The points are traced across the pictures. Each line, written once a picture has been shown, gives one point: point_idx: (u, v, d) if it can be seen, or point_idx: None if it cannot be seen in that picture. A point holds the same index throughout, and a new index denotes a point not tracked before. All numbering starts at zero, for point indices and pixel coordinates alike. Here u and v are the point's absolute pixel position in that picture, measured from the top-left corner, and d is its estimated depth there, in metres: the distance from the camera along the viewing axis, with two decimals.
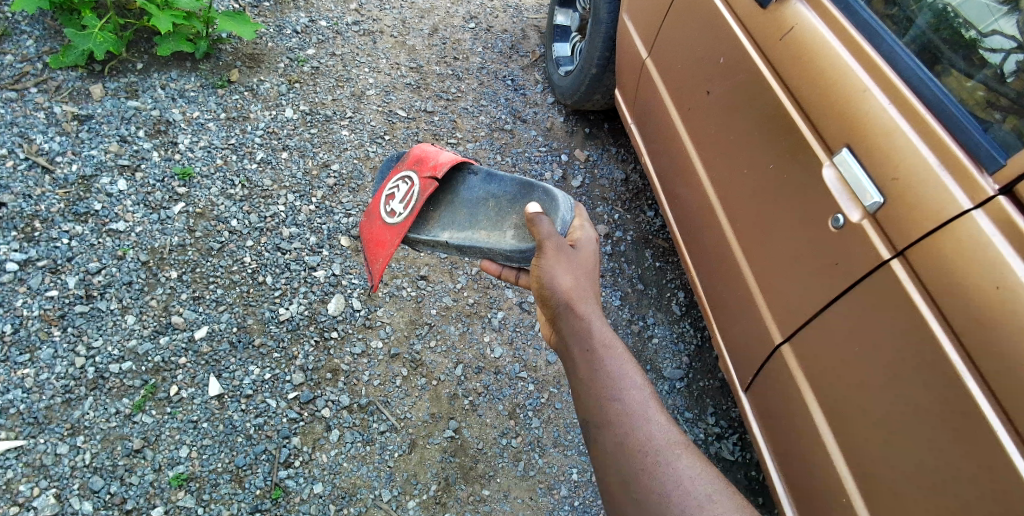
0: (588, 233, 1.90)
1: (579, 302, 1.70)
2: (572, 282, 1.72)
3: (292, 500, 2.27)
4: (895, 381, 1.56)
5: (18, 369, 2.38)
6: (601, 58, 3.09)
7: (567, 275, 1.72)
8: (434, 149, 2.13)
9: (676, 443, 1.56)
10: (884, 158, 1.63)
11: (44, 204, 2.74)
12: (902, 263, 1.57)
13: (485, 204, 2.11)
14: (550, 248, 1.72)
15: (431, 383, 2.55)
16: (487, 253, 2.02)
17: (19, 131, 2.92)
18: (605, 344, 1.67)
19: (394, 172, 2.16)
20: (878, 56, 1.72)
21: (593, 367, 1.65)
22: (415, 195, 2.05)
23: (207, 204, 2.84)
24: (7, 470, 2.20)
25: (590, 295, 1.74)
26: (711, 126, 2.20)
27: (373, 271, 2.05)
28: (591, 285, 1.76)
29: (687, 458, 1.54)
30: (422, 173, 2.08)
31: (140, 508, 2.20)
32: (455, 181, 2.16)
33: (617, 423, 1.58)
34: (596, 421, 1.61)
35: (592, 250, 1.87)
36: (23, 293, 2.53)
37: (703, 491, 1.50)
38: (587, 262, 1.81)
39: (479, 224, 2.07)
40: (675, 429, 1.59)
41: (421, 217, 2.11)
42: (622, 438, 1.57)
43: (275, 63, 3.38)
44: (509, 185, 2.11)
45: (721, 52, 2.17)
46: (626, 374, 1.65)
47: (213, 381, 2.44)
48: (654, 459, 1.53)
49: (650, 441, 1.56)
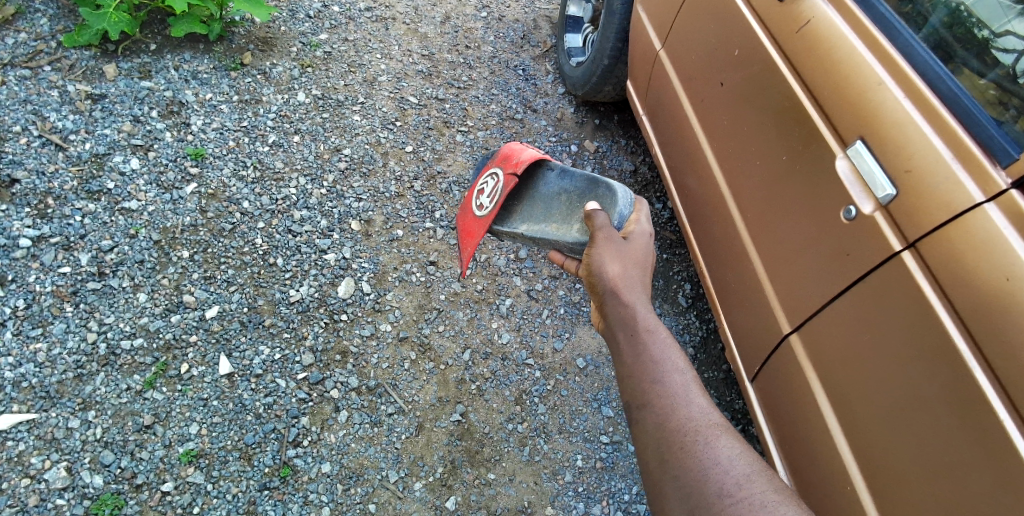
0: (644, 228, 1.90)
1: (627, 290, 1.73)
2: (619, 270, 1.76)
3: (300, 479, 2.29)
4: (903, 376, 1.57)
5: (30, 344, 2.41)
6: (613, 49, 3.09)
7: (615, 264, 1.77)
8: (520, 147, 2.16)
9: (717, 426, 1.52)
10: (896, 150, 1.64)
11: (57, 181, 2.76)
12: (913, 254, 1.57)
13: (559, 198, 2.11)
14: (601, 239, 1.81)
15: (439, 368, 2.57)
16: (554, 245, 2.03)
17: (33, 109, 2.93)
18: (648, 329, 1.67)
19: (484, 169, 2.21)
20: (893, 50, 1.73)
21: (637, 351, 1.65)
22: (499, 189, 2.08)
23: (219, 186, 2.86)
24: (19, 442, 2.23)
25: (638, 284, 1.76)
26: (723, 117, 2.20)
27: (461, 259, 2.09)
28: (640, 276, 1.78)
29: (727, 438, 1.49)
30: (506, 170, 2.11)
31: (150, 484, 2.22)
32: (535, 177, 2.18)
33: (658, 404, 1.56)
34: (638, 401, 1.59)
35: (646, 243, 1.87)
36: (36, 269, 2.55)
37: (741, 471, 1.44)
38: (640, 253, 1.83)
39: (552, 217, 2.08)
40: (717, 413, 1.55)
41: (507, 210, 2.15)
42: (662, 419, 1.54)
43: (287, 47, 3.39)
44: (579, 180, 2.10)
45: (735, 44, 2.18)
46: (670, 359, 1.63)
47: (223, 360, 2.46)
48: (693, 439, 1.49)
49: (690, 422, 1.52)
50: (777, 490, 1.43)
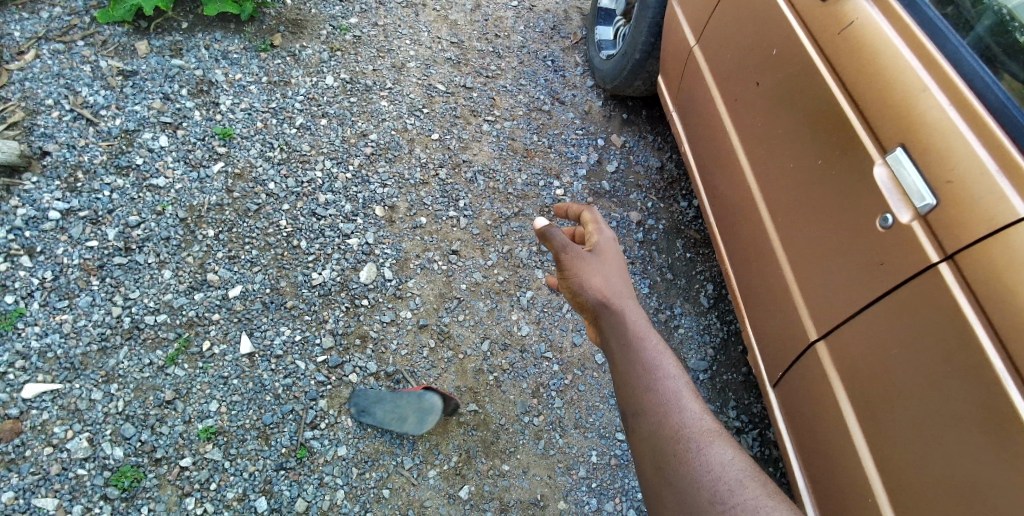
0: (608, 232, 1.86)
1: (614, 299, 1.70)
2: (603, 284, 1.72)
3: (316, 460, 2.31)
4: (933, 388, 1.54)
5: (57, 315, 2.44)
6: (645, 44, 3.05)
7: (595, 279, 1.72)
8: None
9: (709, 432, 1.51)
10: (938, 160, 1.61)
11: (87, 155, 2.78)
12: (951, 267, 1.54)
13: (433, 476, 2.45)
14: (569, 259, 1.72)
15: (458, 357, 2.57)
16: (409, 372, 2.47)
17: (65, 83, 2.96)
18: (639, 336, 1.65)
19: None
20: (940, 55, 1.68)
21: (629, 358, 1.63)
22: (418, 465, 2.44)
23: (246, 166, 2.88)
24: (42, 411, 2.27)
25: (624, 291, 1.74)
26: (759, 118, 2.17)
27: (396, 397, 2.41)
28: (623, 282, 1.76)
29: (719, 444, 1.49)
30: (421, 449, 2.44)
31: (169, 458, 2.25)
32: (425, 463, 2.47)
33: (652, 412, 1.56)
34: (633, 410, 1.59)
35: (615, 246, 1.83)
36: (64, 242, 2.58)
37: (733, 476, 1.45)
38: (613, 260, 1.79)
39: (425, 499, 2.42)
40: (710, 419, 1.55)
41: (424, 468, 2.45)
42: (656, 426, 1.54)
43: (317, 30, 3.38)
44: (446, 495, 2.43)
45: (774, 44, 2.13)
46: (662, 365, 1.62)
47: (245, 339, 2.48)
48: (686, 446, 1.49)
49: (683, 428, 1.52)
50: (772, 495, 1.44)
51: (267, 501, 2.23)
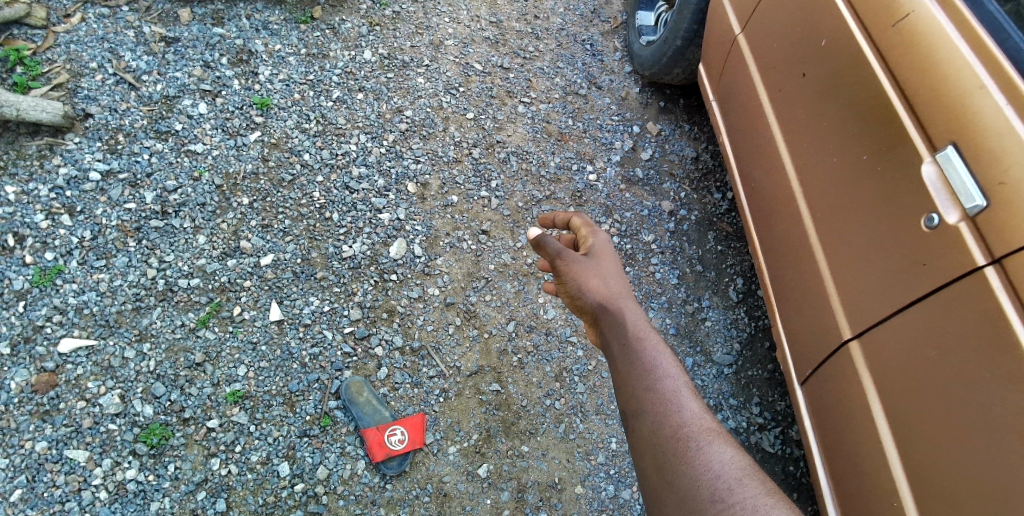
0: (603, 237, 1.85)
1: (613, 300, 1.69)
2: (601, 286, 1.71)
3: (338, 430, 2.35)
4: (965, 391, 1.52)
5: (94, 273, 2.49)
6: (687, 31, 2.99)
7: (594, 281, 1.71)
8: None
9: (709, 431, 1.50)
10: (992, 160, 1.56)
11: (128, 118, 2.82)
12: (996, 271, 1.50)
13: None
14: (565, 263, 1.73)
15: (483, 336, 2.58)
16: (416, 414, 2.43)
17: (109, 47, 2.99)
18: (639, 336, 1.64)
19: None
20: (1000, 52, 1.61)
21: (630, 358, 1.61)
22: None
23: (282, 136, 2.90)
24: (77, 366, 2.33)
25: (623, 293, 1.72)
26: (804, 111, 2.12)
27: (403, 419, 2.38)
28: (622, 284, 1.74)
29: (719, 443, 1.48)
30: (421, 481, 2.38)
31: (197, 418, 2.30)
32: None
33: (653, 410, 1.55)
34: (633, 409, 1.58)
35: (612, 250, 1.82)
36: (103, 203, 2.63)
37: (732, 474, 1.44)
38: (611, 263, 1.78)
39: None
40: (710, 418, 1.54)
41: None
42: (657, 424, 1.53)
43: (357, 4, 3.36)
44: None
45: (824, 35, 2.07)
46: (662, 364, 1.61)
47: (274, 307, 2.52)
48: (685, 445, 1.48)
49: (683, 427, 1.51)
50: (772, 494, 1.43)
51: (290, 466, 2.27)
